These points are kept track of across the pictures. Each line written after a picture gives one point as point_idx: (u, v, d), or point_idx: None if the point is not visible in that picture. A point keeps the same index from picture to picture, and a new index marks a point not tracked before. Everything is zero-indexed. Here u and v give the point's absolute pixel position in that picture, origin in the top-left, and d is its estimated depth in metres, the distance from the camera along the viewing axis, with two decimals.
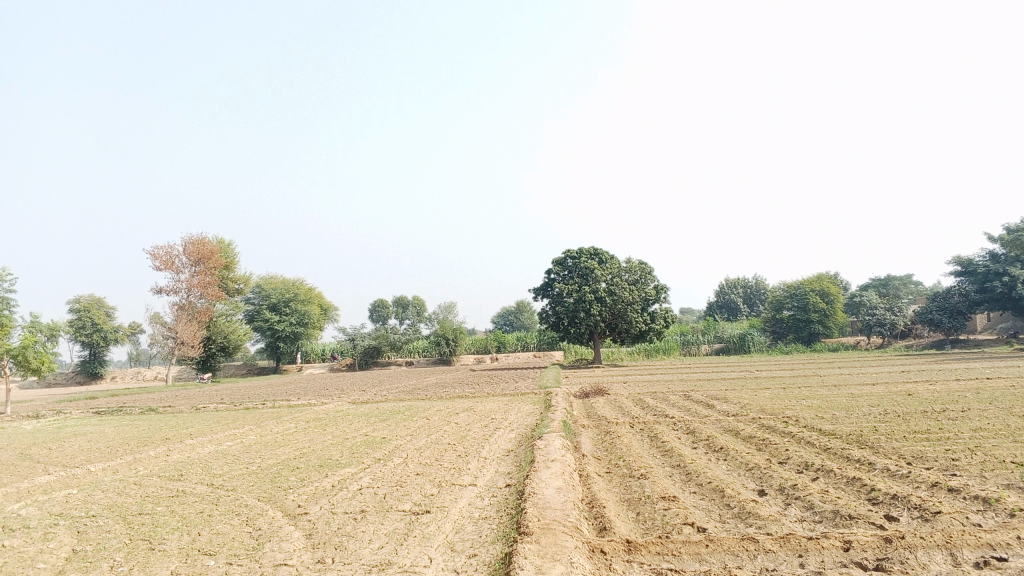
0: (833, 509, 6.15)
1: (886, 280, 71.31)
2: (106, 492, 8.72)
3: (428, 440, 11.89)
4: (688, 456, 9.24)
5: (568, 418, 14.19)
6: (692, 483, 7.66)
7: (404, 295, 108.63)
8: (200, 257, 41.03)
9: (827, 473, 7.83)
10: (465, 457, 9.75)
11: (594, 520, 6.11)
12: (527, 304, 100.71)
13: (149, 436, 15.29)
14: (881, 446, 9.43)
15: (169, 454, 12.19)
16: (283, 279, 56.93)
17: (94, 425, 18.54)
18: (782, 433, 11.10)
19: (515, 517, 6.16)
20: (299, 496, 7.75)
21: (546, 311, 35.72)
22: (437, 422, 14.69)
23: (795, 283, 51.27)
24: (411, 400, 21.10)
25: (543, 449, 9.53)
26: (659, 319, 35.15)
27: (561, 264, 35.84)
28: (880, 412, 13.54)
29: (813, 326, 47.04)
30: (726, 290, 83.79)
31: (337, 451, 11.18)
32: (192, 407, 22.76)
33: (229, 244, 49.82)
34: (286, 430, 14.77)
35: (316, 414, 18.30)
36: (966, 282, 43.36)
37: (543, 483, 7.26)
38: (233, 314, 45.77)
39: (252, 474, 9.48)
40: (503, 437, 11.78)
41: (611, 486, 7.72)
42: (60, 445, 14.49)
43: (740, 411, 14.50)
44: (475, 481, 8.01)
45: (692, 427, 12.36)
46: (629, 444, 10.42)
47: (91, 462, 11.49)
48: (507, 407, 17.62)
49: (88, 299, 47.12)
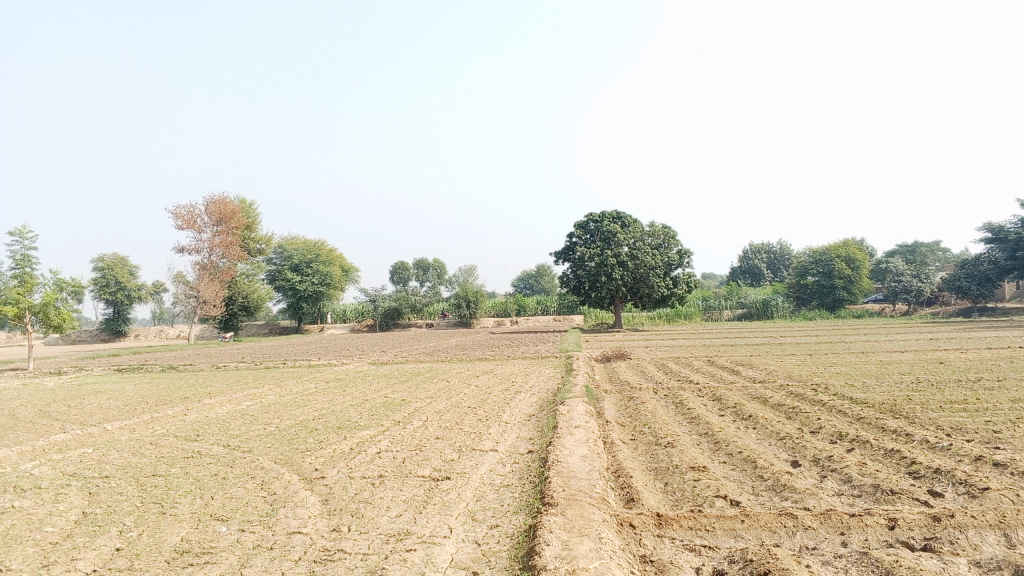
0: (875, 483, 5.84)
1: (913, 247, 70.28)
2: (121, 452, 8.58)
3: (448, 402, 11.69)
4: (716, 424, 8.94)
5: (591, 383, 13.91)
6: (721, 453, 7.37)
7: (424, 258, 108.42)
8: (222, 217, 40.97)
9: (863, 444, 7.52)
10: (486, 421, 9.51)
11: (621, 491, 5.85)
12: (549, 267, 100.44)
13: (167, 394, 15.22)
14: (917, 416, 9.08)
15: (188, 413, 12.11)
16: (305, 239, 56.87)
17: (115, 383, 18.57)
18: (812, 401, 10.77)
19: (538, 486, 5.90)
20: (315, 459, 7.55)
21: (567, 275, 35.35)
22: (457, 385, 14.51)
23: (820, 249, 50.52)
24: (431, 362, 20.96)
25: (566, 414, 9.27)
26: (681, 283, 34.72)
27: (582, 227, 35.39)
28: (913, 380, 13.15)
29: (838, 292, 46.34)
30: (750, 255, 83.01)
31: (356, 412, 11.01)
32: (213, 365, 22.76)
33: (251, 204, 49.72)
34: (305, 391, 14.66)
35: (336, 374, 18.19)
36: (996, 249, 42.53)
37: (567, 451, 6.99)
38: (255, 274, 45.85)
39: (269, 435, 9.31)
40: (524, 401, 11.54)
41: (637, 454, 7.46)
42: (80, 402, 14.49)
43: (767, 378, 14.18)
44: (496, 447, 7.77)
45: (719, 393, 12.05)
46: (654, 411, 10.14)
47: (108, 421, 11.39)
48: (529, 370, 17.40)
49: (112, 257, 47.35)
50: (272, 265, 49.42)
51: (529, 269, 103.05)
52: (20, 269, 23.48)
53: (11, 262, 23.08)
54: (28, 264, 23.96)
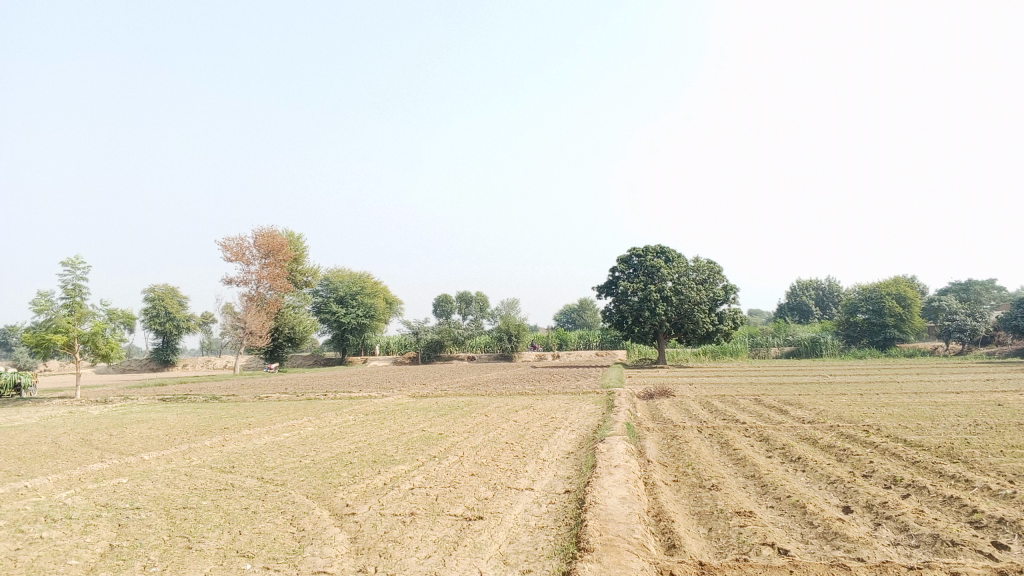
0: (934, 533, 5.48)
1: (967, 284, 68.54)
2: (156, 483, 8.52)
3: (485, 437, 11.48)
4: (763, 466, 8.59)
5: (632, 420, 13.64)
6: (768, 496, 7.05)
7: (467, 291, 108.61)
8: (270, 250, 41.60)
9: (919, 490, 7.13)
10: (523, 458, 9.28)
11: (662, 536, 5.57)
12: (591, 302, 99.93)
13: (207, 425, 15.25)
14: (977, 461, 8.62)
15: (225, 444, 12.08)
16: (350, 272, 57.31)
17: (158, 412, 18.72)
18: (864, 443, 10.34)
19: (574, 529, 5.65)
20: (347, 494, 7.38)
21: (610, 309, 35.03)
22: (495, 420, 14.30)
23: (870, 286, 49.49)
24: (471, 396, 20.77)
25: (605, 453, 9.01)
26: (727, 320, 34.13)
27: (625, 261, 35.13)
28: (970, 422, 12.60)
29: (889, 330, 45.25)
30: (798, 292, 81.72)
31: (392, 446, 10.84)
32: (255, 396, 22.85)
33: (298, 237, 50.35)
34: (343, 423, 14.58)
35: (375, 407, 18.09)
36: None
37: (606, 491, 6.73)
38: (300, 305, 46.24)
39: (304, 468, 9.19)
40: (563, 438, 11.27)
41: (679, 496, 7.17)
42: (121, 431, 14.58)
43: (816, 418, 13.69)
44: (532, 485, 7.54)
45: (766, 433, 11.66)
46: (698, 451, 9.82)
47: (146, 450, 11.41)
48: (569, 405, 17.11)
49: (163, 288, 48.24)
50: (317, 297, 49.85)
51: (572, 304, 102.69)
52: (70, 298, 23.89)
53: (62, 291, 23.50)
54: (78, 293, 24.40)
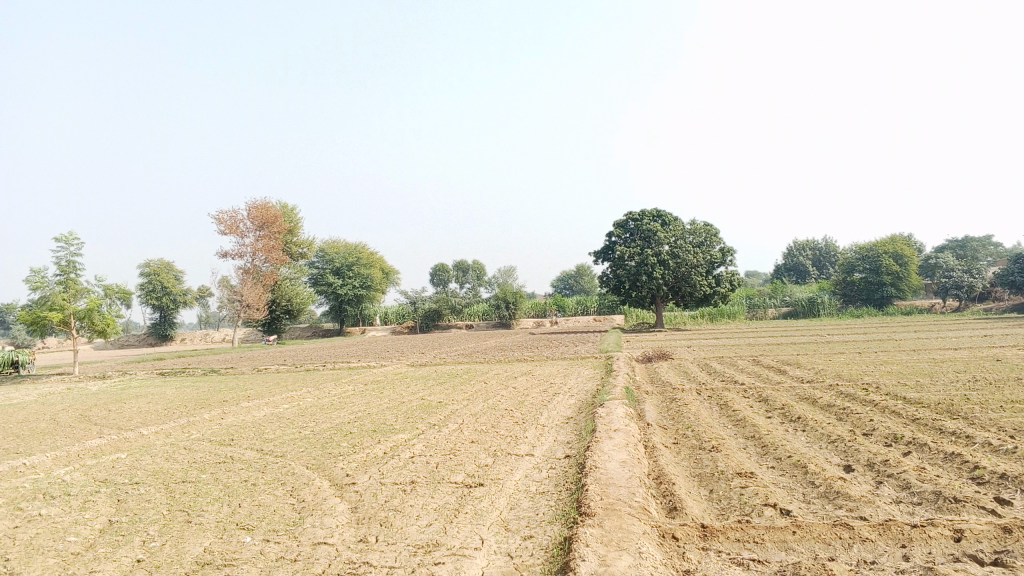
0: (935, 490, 5.46)
1: (964, 241, 68.52)
2: (155, 457, 8.50)
3: (484, 405, 11.45)
4: (763, 426, 8.57)
5: (631, 384, 13.63)
6: (769, 456, 7.03)
7: (463, 259, 108.37)
8: (264, 222, 41.37)
9: (920, 447, 7.11)
10: (523, 424, 9.25)
11: (663, 499, 5.54)
12: (588, 267, 99.90)
13: (206, 398, 15.23)
14: (977, 417, 8.61)
15: (225, 416, 12.06)
16: (346, 242, 57.09)
17: (157, 387, 18.71)
18: (864, 402, 10.31)
19: (575, 494, 5.61)
20: (347, 464, 7.35)
21: (607, 274, 34.96)
22: (494, 387, 14.29)
23: (866, 245, 49.43)
24: (470, 363, 20.77)
25: (605, 417, 8.97)
26: (724, 282, 34.08)
27: (621, 226, 34.98)
28: (969, 379, 12.59)
29: (886, 288, 45.29)
30: (794, 252, 81.71)
31: (391, 415, 10.82)
32: (253, 369, 22.85)
33: (293, 208, 50.03)
34: (342, 393, 14.56)
35: (375, 377, 18.08)
36: None
37: (606, 456, 6.70)
38: (297, 277, 46.13)
39: (303, 439, 9.17)
40: (562, 403, 11.25)
41: (680, 459, 7.15)
42: (120, 406, 14.56)
43: (815, 377, 13.69)
44: (532, 451, 7.51)
45: (765, 394, 11.66)
46: (697, 413, 9.80)
47: (145, 425, 11.40)
48: (568, 371, 17.11)
49: (158, 263, 48.05)
50: (314, 268, 49.73)
51: (569, 270, 102.66)
52: (64, 274, 23.77)
53: (56, 268, 23.37)
54: (73, 269, 24.27)
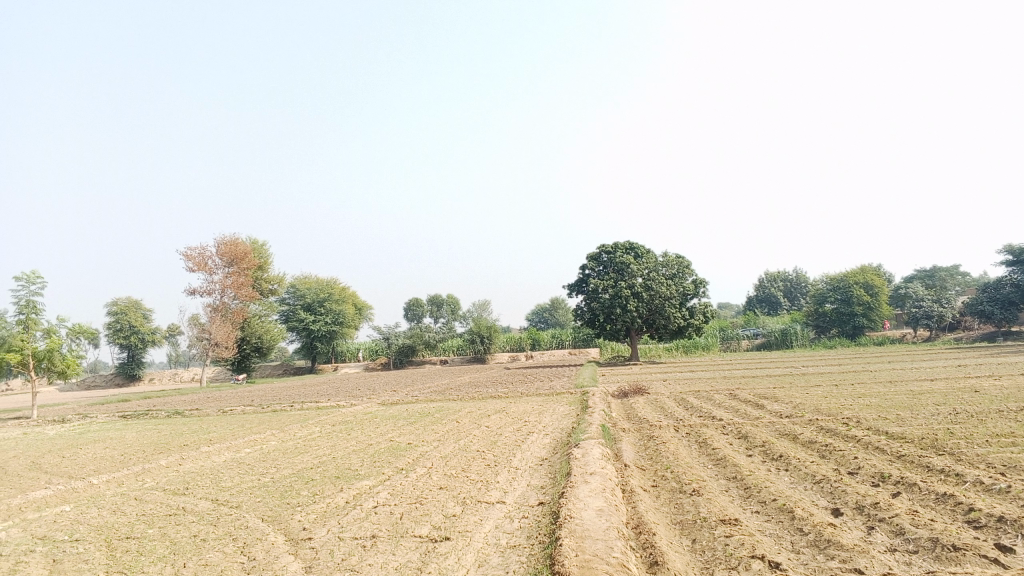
0: (933, 537, 5.11)
1: (932, 272, 69.44)
2: (101, 510, 7.96)
3: (456, 446, 11.02)
4: (745, 466, 8.22)
5: (607, 421, 13.26)
6: (753, 500, 6.66)
7: (437, 294, 107.59)
8: (233, 258, 40.59)
9: (910, 487, 6.79)
10: (494, 467, 8.83)
11: (643, 552, 5.15)
12: (563, 301, 99.82)
13: (166, 442, 14.59)
14: (963, 453, 8.32)
15: (183, 462, 11.50)
16: (317, 279, 56.43)
17: (116, 430, 17.99)
18: (846, 438, 10.00)
19: (548, 548, 5.20)
20: (305, 516, 6.87)
21: (581, 308, 34.71)
22: (466, 426, 13.84)
23: (837, 276, 49.64)
24: (443, 401, 20.28)
25: (580, 458, 8.59)
26: (698, 314, 33.94)
27: (595, 259, 34.82)
28: (949, 411, 12.36)
29: (857, 319, 45.40)
30: (766, 284, 82.25)
31: (357, 460, 10.32)
32: (219, 409, 22.14)
33: (263, 245, 49.35)
34: (308, 436, 14.02)
35: (343, 417, 17.53)
36: (1018, 272, 41.67)
37: (581, 503, 6.29)
38: (267, 314, 45.34)
39: (262, 487, 8.65)
40: (536, 443, 10.82)
41: (660, 504, 6.77)
42: (75, 452, 13.91)
43: (794, 412, 13.39)
44: (503, 498, 7.09)
45: (743, 430, 11.32)
46: (676, 453, 9.45)
47: (97, 473, 10.80)
48: (543, 407, 16.66)
49: (125, 301, 47.15)
50: (285, 305, 48.93)
51: (543, 304, 102.44)
52: (24, 314, 23.03)
53: (16, 308, 22.64)
54: (33, 309, 23.53)
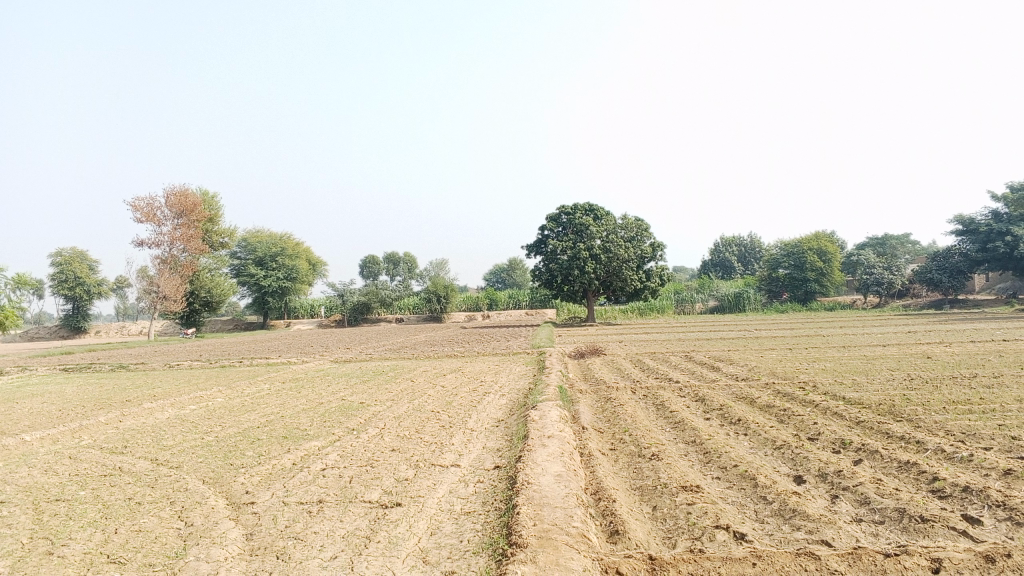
0: (899, 507, 4.97)
1: (883, 240, 70.63)
2: (32, 469, 7.52)
3: (410, 406, 10.74)
4: (704, 430, 8.06)
5: (564, 382, 13.10)
6: (712, 466, 6.49)
7: (393, 253, 106.61)
8: (183, 210, 39.23)
9: (870, 454, 6.68)
10: (449, 429, 8.56)
11: (603, 521, 4.93)
12: (519, 262, 99.70)
13: (108, 397, 14.08)
14: (921, 419, 8.28)
15: (124, 419, 11.05)
16: (271, 233, 55.28)
17: (57, 384, 17.38)
18: (803, 403, 9.93)
19: (505, 516, 4.95)
20: (249, 479, 6.53)
21: (539, 268, 34.51)
22: (421, 385, 13.56)
23: (791, 241, 50.14)
24: (397, 359, 19.95)
25: (538, 421, 8.36)
26: (655, 277, 33.97)
27: (554, 219, 34.52)
28: (904, 377, 12.41)
29: (810, 284, 45.98)
30: (721, 248, 82.99)
31: (307, 419, 9.97)
32: (165, 365, 21.52)
33: (214, 197, 47.96)
34: (258, 392, 13.63)
35: (294, 374, 17.13)
36: (966, 241, 42.41)
37: (539, 468, 6.04)
38: (218, 268, 44.34)
39: (206, 447, 8.28)
40: (492, 404, 10.58)
41: (618, 469, 6.57)
42: (11, 406, 13.35)
43: (751, 375, 13.35)
44: (458, 461, 6.83)
45: (701, 393, 11.21)
46: (633, 415, 9.28)
47: (30, 430, 10.28)
48: (499, 368, 16.44)
49: (71, 252, 45.66)
50: (236, 259, 47.89)
51: (501, 264, 102.17)
52: None
53: None
54: None
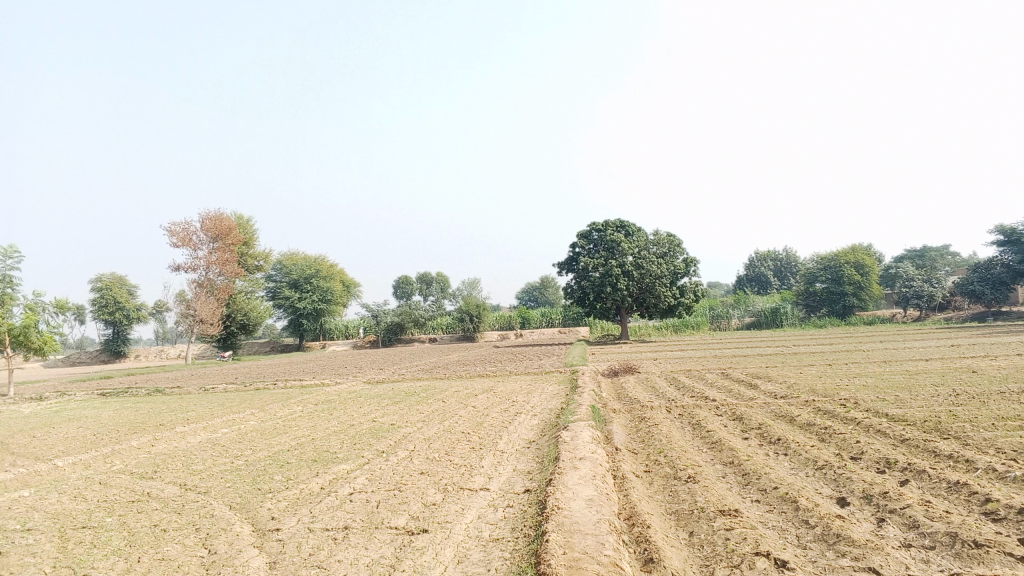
0: (950, 531, 4.71)
1: (923, 252, 69.29)
2: (61, 495, 7.50)
3: (441, 427, 10.59)
4: (742, 450, 7.81)
5: (598, 402, 12.86)
6: (751, 488, 6.25)
7: (426, 273, 107.02)
8: (219, 234, 39.68)
9: (918, 474, 6.40)
10: (479, 451, 8.39)
11: (637, 548, 4.74)
12: (552, 280, 99.51)
13: (142, 421, 14.15)
14: (969, 437, 7.95)
15: (156, 443, 11.06)
16: (305, 255, 55.74)
17: (94, 409, 17.53)
18: (845, 420, 9.60)
19: (534, 544, 4.77)
20: (275, 504, 6.42)
21: (571, 286, 34.33)
22: (452, 406, 13.40)
23: (828, 255, 49.38)
24: (430, 379, 19.85)
25: (570, 442, 8.16)
26: (688, 293, 33.58)
27: (585, 237, 34.37)
28: (949, 393, 11.99)
29: (848, 298, 45.17)
30: (756, 263, 82.10)
31: (337, 441, 9.88)
32: (201, 388, 21.63)
33: (249, 221, 48.51)
34: (289, 415, 13.60)
35: (326, 396, 17.08)
36: (1009, 252, 41.40)
37: (570, 492, 5.86)
38: (253, 291, 44.71)
39: (234, 471, 8.20)
40: (524, 425, 10.40)
41: (653, 493, 6.35)
42: (47, 432, 13.44)
43: (789, 392, 13.01)
44: (487, 484, 6.67)
45: (738, 412, 10.92)
46: (668, 435, 9.03)
47: (64, 455, 10.31)
48: (531, 387, 16.24)
49: (110, 277, 46.42)
50: (271, 282, 48.31)
51: (533, 283, 102.09)
52: None
53: None
54: (8, 285, 22.85)
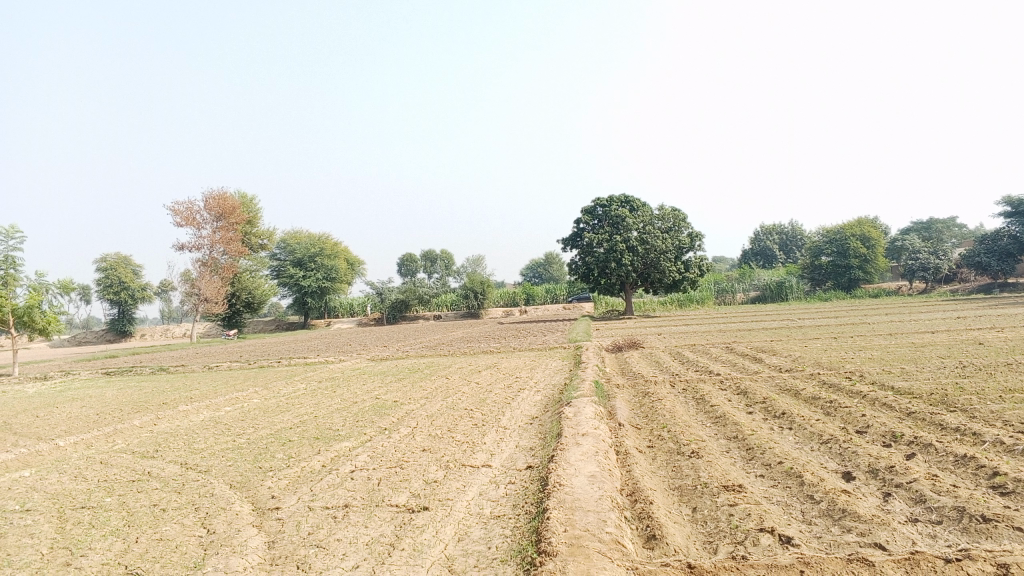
0: (957, 505, 4.63)
1: (929, 224, 68.94)
2: (62, 475, 7.47)
3: (444, 404, 10.55)
4: (745, 425, 7.74)
5: (601, 377, 12.79)
6: (756, 463, 6.18)
7: (430, 250, 106.86)
8: (222, 213, 39.59)
9: (924, 448, 6.31)
10: (481, 427, 8.34)
11: (639, 525, 4.67)
12: (557, 256, 99.33)
13: (146, 400, 14.14)
14: (977, 409, 7.86)
15: (159, 422, 11.04)
16: (309, 233, 55.68)
17: (98, 388, 17.55)
18: (850, 394, 9.51)
19: (535, 522, 4.71)
20: (276, 483, 6.38)
21: (576, 262, 34.21)
22: (456, 382, 13.37)
23: (833, 228, 49.16)
24: (434, 356, 19.82)
25: (572, 418, 8.10)
26: (693, 268, 33.43)
27: (589, 212, 34.20)
28: (955, 365, 11.90)
29: (853, 271, 44.99)
30: (761, 237, 81.82)
31: (339, 419, 9.84)
32: (205, 366, 21.64)
33: (252, 199, 48.36)
34: (293, 393, 13.57)
35: (330, 373, 17.07)
36: (1016, 224, 41.11)
37: (571, 469, 5.79)
38: (258, 269, 44.67)
39: (235, 450, 8.17)
40: (527, 401, 10.34)
41: (656, 468, 6.28)
42: (50, 412, 13.43)
43: (794, 366, 12.94)
44: (489, 461, 6.61)
45: (742, 386, 10.83)
46: (673, 410, 8.95)
47: (66, 434, 10.29)
48: (535, 363, 16.19)
49: (115, 257, 46.42)
50: (275, 260, 48.25)
51: (538, 259, 101.93)
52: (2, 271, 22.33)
53: None
54: (12, 265, 22.82)
